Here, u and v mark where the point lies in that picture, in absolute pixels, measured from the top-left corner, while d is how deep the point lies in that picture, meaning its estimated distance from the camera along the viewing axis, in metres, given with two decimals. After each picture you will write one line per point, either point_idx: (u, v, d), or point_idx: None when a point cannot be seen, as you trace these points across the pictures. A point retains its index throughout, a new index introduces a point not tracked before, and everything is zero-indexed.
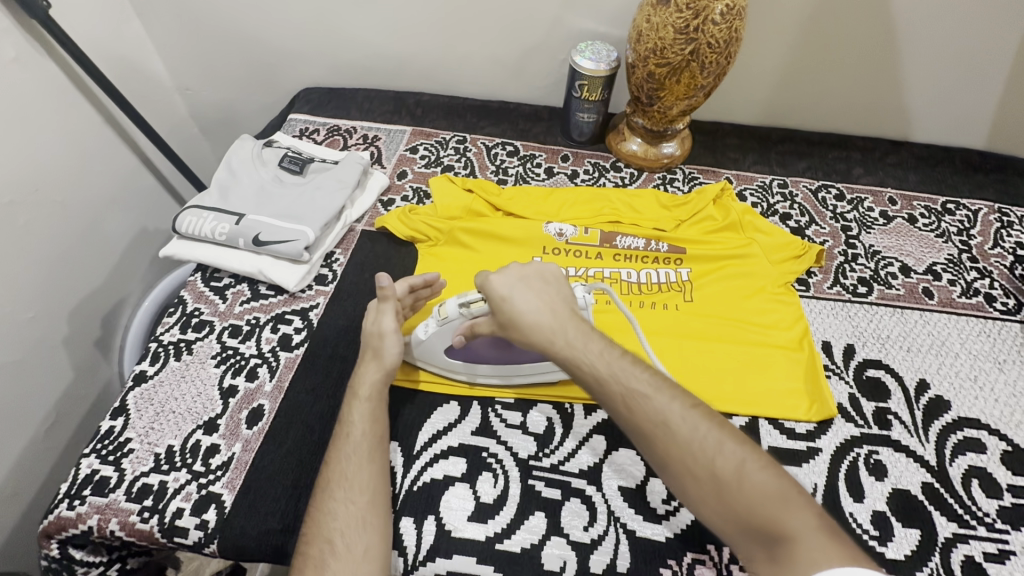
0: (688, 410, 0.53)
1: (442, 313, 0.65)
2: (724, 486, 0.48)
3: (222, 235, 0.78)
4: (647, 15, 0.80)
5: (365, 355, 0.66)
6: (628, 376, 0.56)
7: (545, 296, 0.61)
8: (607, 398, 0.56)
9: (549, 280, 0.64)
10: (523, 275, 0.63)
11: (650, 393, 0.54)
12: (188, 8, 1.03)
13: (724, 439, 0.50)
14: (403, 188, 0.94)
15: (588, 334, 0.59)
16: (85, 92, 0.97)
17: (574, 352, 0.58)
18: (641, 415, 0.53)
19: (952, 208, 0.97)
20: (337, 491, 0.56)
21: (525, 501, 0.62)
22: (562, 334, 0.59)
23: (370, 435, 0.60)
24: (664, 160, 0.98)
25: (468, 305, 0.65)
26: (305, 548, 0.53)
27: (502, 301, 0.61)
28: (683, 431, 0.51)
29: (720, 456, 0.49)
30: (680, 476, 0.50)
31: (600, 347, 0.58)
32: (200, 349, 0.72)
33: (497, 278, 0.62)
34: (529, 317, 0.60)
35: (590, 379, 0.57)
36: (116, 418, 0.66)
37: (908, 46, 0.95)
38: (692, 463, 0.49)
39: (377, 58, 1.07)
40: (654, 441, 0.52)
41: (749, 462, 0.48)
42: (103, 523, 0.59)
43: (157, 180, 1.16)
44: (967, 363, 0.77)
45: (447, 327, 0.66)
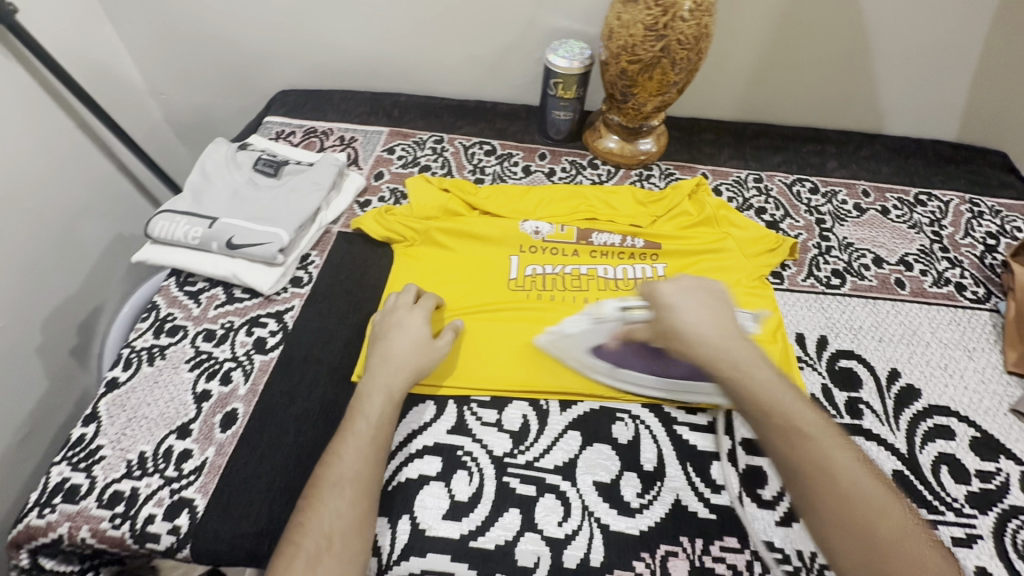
0: (856, 464, 0.51)
1: (601, 312, 0.73)
2: (881, 548, 0.46)
3: (195, 239, 0.77)
4: (617, 12, 0.81)
5: (393, 355, 0.66)
6: (801, 415, 0.54)
7: (709, 315, 0.62)
8: (768, 430, 0.54)
9: (717, 299, 0.65)
10: (689, 287, 0.65)
11: (818, 435, 0.53)
12: (159, 11, 1.02)
13: (891, 503, 0.49)
14: (380, 189, 0.94)
15: (758, 364, 0.58)
16: (56, 97, 0.96)
17: (752, 380, 0.57)
18: (805, 455, 0.52)
19: (925, 199, 0.99)
20: (348, 490, 0.55)
21: (500, 498, 0.62)
22: (735, 357, 0.58)
23: (385, 438, 0.60)
24: (641, 157, 0.99)
25: (629, 310, 0.73)
26: (300, 540, 0.52)
27: (670, 310, 0.63)
28: (850, 483, 0.50)
29: (884, 518, 0.48)
30: (835, 527, 0.48)
31: (780, 380, 0.57)
32: (174, 354, 0.72)
33: (669, 286, 0.64)
34: (704, 334, 0.60)
35: (760, 408, 0.55)
36: (87, 425, 0.65)
37: (878, 39, 0.96)
38: (853, 516, 0.48)
39: (352, 59, 1.07)
40: (812, 482, 0.50)
41: (915, 531, 0.47)
42: (74, 531, 0.58)
43: (133, 185, 1.15)
44: (938, 352, 0.78)
45: (601, 326, 0.73)
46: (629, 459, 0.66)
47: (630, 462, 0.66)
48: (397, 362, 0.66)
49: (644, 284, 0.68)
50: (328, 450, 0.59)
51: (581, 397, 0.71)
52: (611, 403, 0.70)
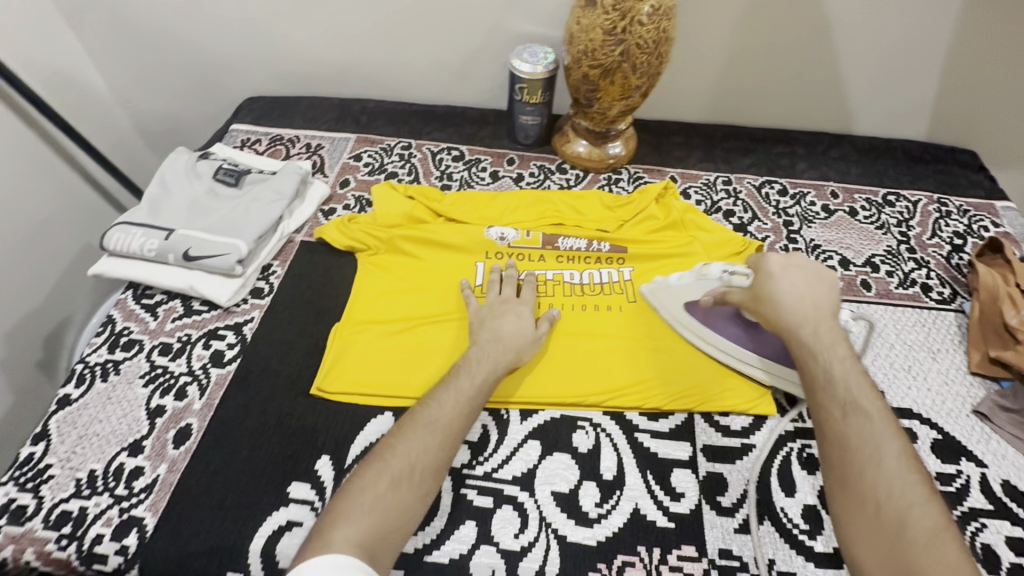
0: (907, 456, 0.51)
1: (705, 270, 0.73)
2: (899, 535, 0.47)
3: (151, 251, 0.76)
4: (577, 17, 0.80)
5: (507, 336, 0.68)
6: (861, 394, 0.55)
7: (814, 292, 0.63)
8: (822, 397, 0.56)
9: (824, 282, 0.64)
10: (797, 264, 0.65)
11: (873, 417, 0.53)
12: (121, 20, 1.01)
13: (929, 500, 0.49)
14: (345, 197, 0.93)
15: (837, 343, 0.59)
16: (16, 109, 0.95)
17: (816, 350, 0.58)
18: (853, 427, 0.53)
19: (893, 200, 0.99)
20: (439, 433, 0.57)
21: (455, 511, 0.62)
22: (812, 330, 0.60)
23: (482, 402, 0.62)
24: (609, 160, 0.99)
25: (732, 275, 0.71)
26: (388, 460, 0.54)
27: (767, 279, 0.64)
28: (892, 467, 0.51)
29: (916, 514, 0.48)
30: (860, 496, 0.50)
31: (848, 359, 0.57)
32: (128, 369, 0.71)
33: (777, 258, 0.65)
34: (790, 304, 0.61)
35: (817, 376, 0.57)
36: (36, 443, 0.64)
37: (843, 40, 0.96)
38: (881, 500, 0.49)
39: (318, 66, 1.06)
40: (853, 459, 0.52)
41: (948, 535, 0.47)
42: (19, 553, 0.57)
43: (101, 196, 1.14)
44: (902, 354, 0.78)
45: (701, 283, 0.74)
46: (588, 468, 0.65)
47: (589, 471, 0.65)
48: (504, 343, 0.67)
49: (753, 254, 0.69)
50: (430, 392, 0.61)
51: (542, 406, 0.70)
52: (572, 411, 0.70)
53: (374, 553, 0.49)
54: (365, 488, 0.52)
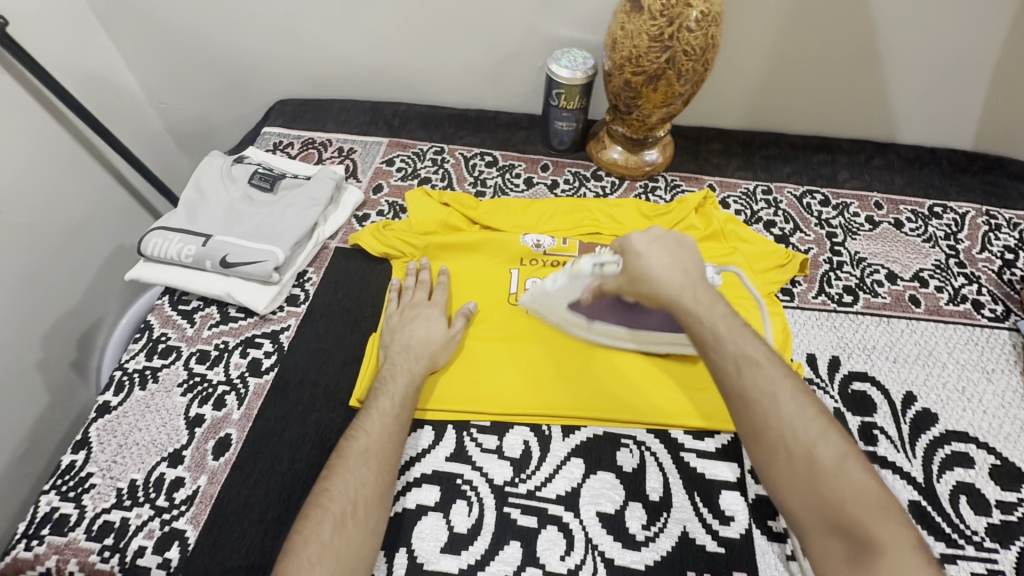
0: (799, 392, 0.50)
1: (576, 268, 0.67)
2: (818, 475, 0.46)
3: (188, 257, 0.76)
4: (621, 22, 0.78)
5: (419, 344, 0.69)
6: (746, 345, 0.53)
7: (683, 259, 0.61)
8: (715, 358, 0.53)
9: (685, 248, 0.62)
10: (659, 238, 0.63)
11: (762, 365, 0.51)
12: (153, 19, 1.00)
13: (828, 429, 0.48)
14: (379, 203, 0.92)
15: (715, 301, 0.56)
16: (51, 111, 0.95)
17: (698, 313, 0.56)
18: (750, 382, 0.51)
19: (939, 211, 0.96)
20: (372, 462, 0.56)
21: (500, 531, 0.60)
22: (690, 296, 0.57)
23: (408, 416, 0.62)
24: (646, 168, 0.96)
25: (602, 266, 0.65)
26: (326, 504, 0.53)
27: (636, 258, 0.61)
28: (790, 409, 0.49)
29: (820, 445, 0.47)
30: (770, 448, 0.48)
31: (728, 314, 0.55)
32: (166, 376, 0.70)
33: (640, 236, 0.63)
34: (661, 276, 0.59)
35: (706, 337, 0.54)
36: (77, 451, 0.64)
37: (890, 47, 0.93)
38: (792, 444, 0.48)
39: (350, 68, 1.05)
40: (757, 411, 0.50)
41: (849, 456, 0.47)
42: (62, 564, 0.57)
43: (133, 197, 1.14)
44: (955, 374, 0.75)
45: (576, 283, 0.68)
46: (634, 488, 0.64)
47: (635, 492, 0.63)
48: (415, 351, 0.68)
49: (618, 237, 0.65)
50: (353, 423, 0.60)
51: (585, 422, 0.68)
52: (617, 427, 0.68)
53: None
54: (309, 541, 0.50)
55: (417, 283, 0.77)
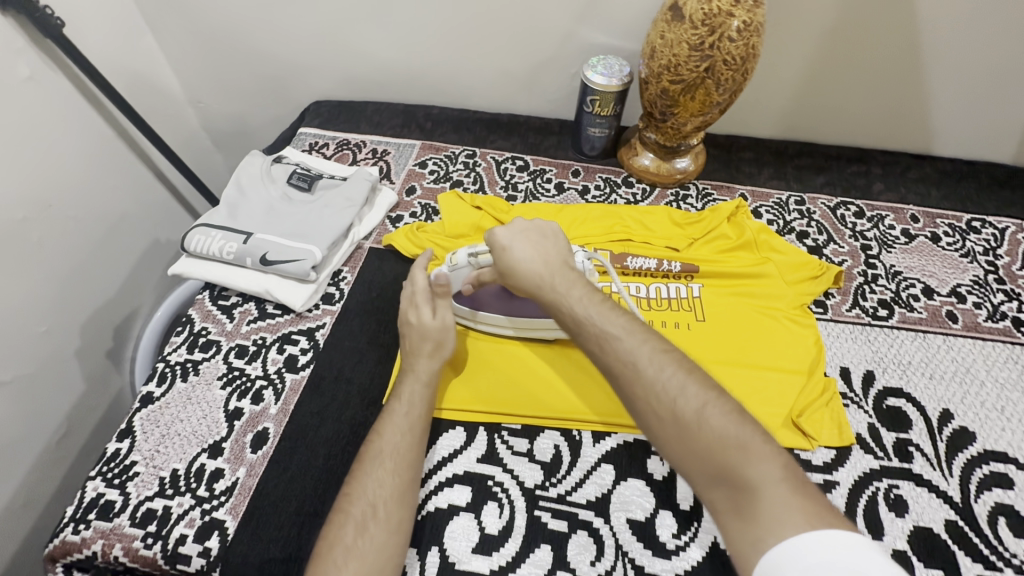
0: (656, 354, 0.54)
1: (453, 259, 0.71)
2: (686, 430, 0.49)
3: (229, 254, 0.78)
4: (661, 31, 0.78)
5: (419, 344, 0.68)
6: (605, 318, 0.58)
7: (543, 248, 0.66)
8: (582, 338, 0.58)
9: (548, 235, 0.68)
10: (523, 228, 0.67)
11: (623, 335, 0.56)
12: (198, 20, 1.03)
13: (687, 383, 0.51)
14: (412, 204, 0.93)
15: (571, 285, 0.62)
16: (98, 108, 0.97)
17: (560, 301, 0.61)
18: (612, 355, 0.55)
19: (978, 226, 0.94)
20: (389, 462, 0.57)
21: (530, 534, 0.61)
22: (551, 281, 0.63)
23: (423, 416, 0.62)
24: (677, 175, 0.96)
25: (476, 255, 0.70)
26: (349, 508, 0.54)
27: (503, 253, 0.66)
28: (650, 371, 0.52)
29: (681, 398, 0.50)
30: (643, 415, 0.52)
31: (585, 290, 0.61)
32: (207, 369, 0.72)
33: (502, 230, 0.67)
34: (524, 267, 0.64)
35: (571, 323, 0.60)
36: (122, 440, 0.66)
37: (934, 58, 0.91)
38: (658, 407, 0.51)
39: (386, 71, 1.06)
40: (625, 385, 0.54)
41: (712, 405, 0.49)
42: (108, 548, 0.59)
43: (170, 192, 1.17)
44: (993, 393, 0.74)
45: (456, 274, 0.72)
46: (664, 497, 0.64)
47: (665, 500, 0.63)
48: (415, 351, 0.68)
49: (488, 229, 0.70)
50: (375, 425, 0.61)
51: (617, 428, 0.69)
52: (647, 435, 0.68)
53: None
54: (333, 545, 0.51)
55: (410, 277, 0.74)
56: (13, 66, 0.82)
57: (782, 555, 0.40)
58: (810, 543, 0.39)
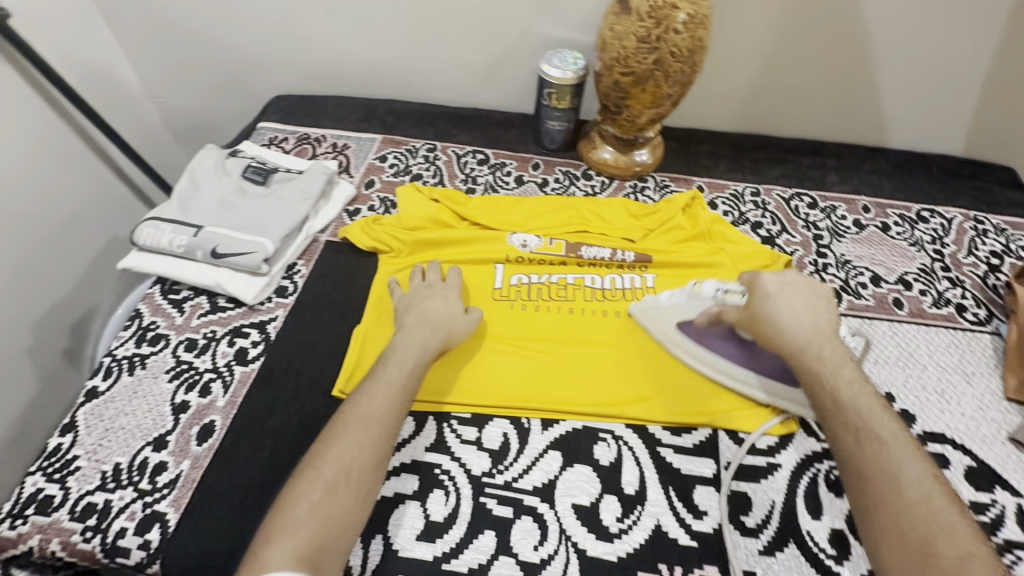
0: (928, 477, 0.50)
1: (698, 288, 0.74)
2: (936, 566, 0.45)
3: (179, 247, 0.77)
4: (611, 24, 0.79)
5: (434, 322, 0.68)
6: (873, 418, 0.55)
7: (812, 312, 0.64)
8: (836, 424, 0.56)
9: (822, 299, 0.65)
10: (791, 282, 0.66)
11: (887, 441, 0.53)
12: (155, 14, 1.02)
13: (958, 522, 0.48)
14: (370, 198, 0.93)
15: (842, 365, 0.59)
16: (51, 102, 0.96)
17: (821, 375, 0.59)
18: (869, 455, 0.52)
19: (927, 216, 0.96)
20: (371, 430, 0.56)
21: (475, 520, 0.61)
22: (820, 352, 0.60)
23: (411, 388, 0.62)
24: (636, 168, 0.97)
25: (726, 292, 0.72)
26: (322, 467, 0.53)
27: (764, 299, 0.66)
28: (913, 489, 0.50)
29: (943, 535, 0.47)
30: (880, 523, 0.50)
31: (857, 381, 0.58)
32: (154, 363, 0.71)
33: (772, 277, 0.67)
34: (791, 326, 0.62)
35: (827, 404, 0.57)
36: (64, 434, 0.65)
37: (882, 51, 0.93)
38: (905, 522, 0.48)
39: (346, 65, 1.06)
40: (870, 486, 0.51)
41: (979, 553, 0.46)
42: (45, 543, 0.58)
43: (129, 188, 1.15)
44: (935, 376, 0.76)
45: (695, 302, 0.74)
46: (610, 481, 0.64)
47: (610, 485, 0.64)
48: (431, 324, 0.68)
49: (746, 272, 0.70)
50: (358, 390, 0.61)
51: (565, 416, 0.69)
52: (596, 422, 0.69)
53: (318, 564, 0.48)
54: (300, 499, 0.51)
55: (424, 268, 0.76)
56: None
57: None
58: None
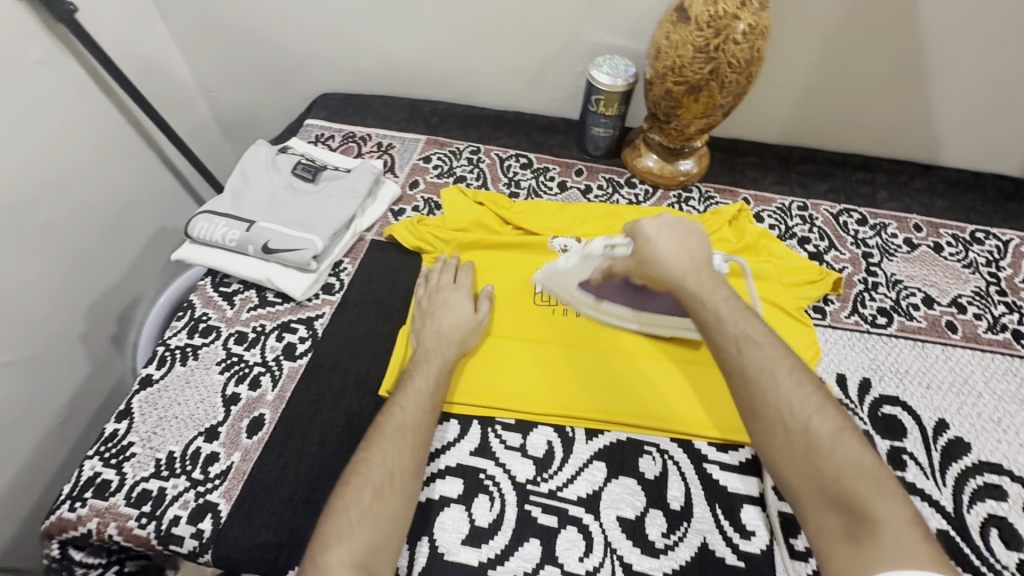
0: (798, 371, 0.51)
1: (588, 249, 0.71)
2: (815, 450, 0.46)
3: (232, 242, 0.78)
4: (667, 32, 0.78)
5: (448, 329, 0.71)
6: (746, 325, 0.54)
7: (692, 245, 0.63)
8: (717, 338, 0.55)
9: (699, 236, 0.65)
10: (669, 224, 0.65)
11: (762, 343, 0.53)
12: (210, 12, 1.04)
13: (825, 406, 0.49)
14: (414, 198, 0.94)
15: (718, 286, 0.59)
16: (108, 93, 0.98)
17: (702, 296, 0.58)
18: (749, 359, 0.52)
19: (981, 237, 0.93)
20: (409, 435, 0.58)
21: (520, 527, 0.61)
22: (696, 279, 0.59)
23: (441, 397, 0.64)
24: (681, 177, 0.96)
25: (613, 248, 0.69)
26: (367, 472, 0.54)
27: (646, 243, 0.64)
28: (787, 385, 0.50)
29: (817, 420, 0.48)
30: (768, 423, 0.49)
31: (730, 296, 0.58)
32: (206, 355, 0.73)
33: (651, 222, 0.65)
34: (669, 259, 0.62)
35: (707, 319, 0.56)
36: (120, 420, 0.67)
37: (942, 68, 0.91)
38: (787, 417, 0.48)
39: (393, 66, 1.07)
40: (753, 389, 0.51)
41: (845, 431, 0.47)
42: (103, 526, 0.60)
43: (176, 179, 1.18)
44: (990, 404, 0.73)
45: (587, 263, 0.72)
46: (655, 496, 0.64)
47: (656, 499, 0.64)
48: (446, 337, 0.70)
49: (627, 222, 0.68)
50: (390, 399, 0.62)
51: (609, 427, 0.69)
52: (641, 434, 0.69)
53: (373, 568, 0.49)
54: (350, 505, 0.52)
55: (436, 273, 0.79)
56: (24, 49, 0.83)
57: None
58: None
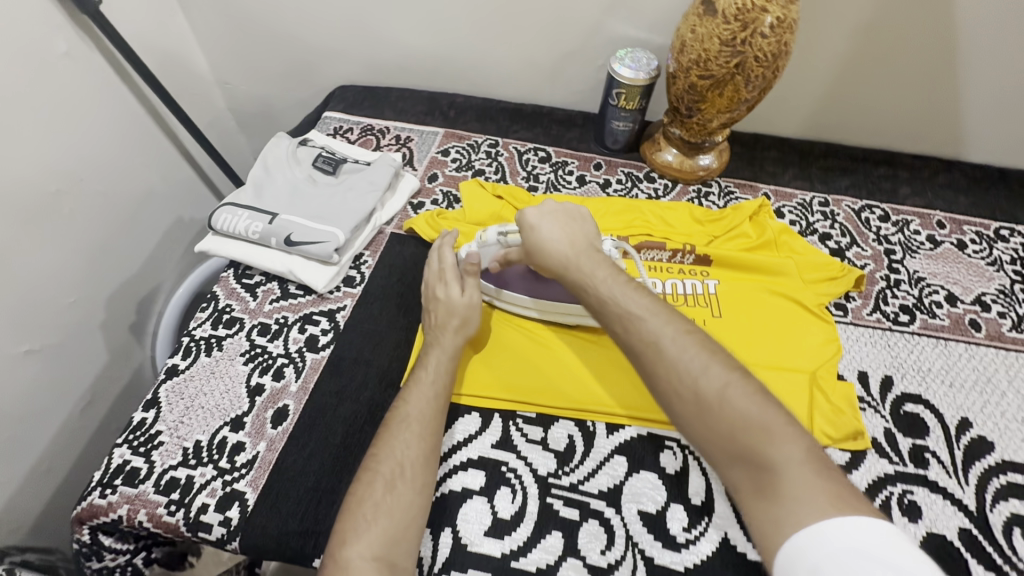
0: (682, 334, 0.53)
1: (484, 236, 0.74)
2: (705, 409, 0.49)
3: (255, 234, 0.79)
4: (692, 24, 0.77)
5: (446, 318, 0.69)
6: (628, 299, 0.58)
7: (570, 230, 0.66)
8: (606, 319, 0.59)
9: (578, 218, 0.68)
10: (551, 210, 0.68)
11: (645, 316, 0.56)
12: (230, 5, 1.04)
13: (711, 362, 0.51)
14: (433, 191, 0.94)
15: (598, 266, 0.62)
16: (130, 84, 0.99)
17: (586, 281, 0.62)
18: (633, 335, 0.55)
19: (1006, 235, 0.92)
20: (415, 426, 0.59)
21: (543, 519, 0.62)
22: (578, 264, 0.63)
23: (446, 386, 0.64)
24: (700, 172, 0.95)
25: (506, 234, 0.72)
26: (376, 467, 0.55)
27: (532, 232, 0.67)
28: (671, 352, 0.52)
29: (702, 378, 0.50)
30: (664, 394, 0.52)
31: (614, 274, 0.61)
32: (230, 346, 0.74)
33: (531, 212, 0.68)
34: (554, 247, 0.65)
35: (594, 303, 0.60)
36: (148, 410, 0.68)
37: (971, 62, 0.89)
38: (675, 385, 0.51)
39: (411, 58, 1.07)
40: (644, 363, 0.54)
41: (733, 382, 0.49)
42: (133, 513, 0.61)
43: (194, 170, 1.19)
44: (1014, 404, 0.73)
45: (484, 252, 0.74)
46: (676, 490, 0.64)
47: (676, 494, 0.64)
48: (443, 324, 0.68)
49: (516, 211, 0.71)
50: (399, 394, 0.63)
51: (629, 421, 0.69)
52: (660, 429, 0.69)
53: (393, 559, 0.50)
54: (363, 500, 0.53)
55: (435, 255, 0.76)
56: (50, 41, 0.83)
57: (800, 533, 0.40)
58: (831, 527, 0.39)
